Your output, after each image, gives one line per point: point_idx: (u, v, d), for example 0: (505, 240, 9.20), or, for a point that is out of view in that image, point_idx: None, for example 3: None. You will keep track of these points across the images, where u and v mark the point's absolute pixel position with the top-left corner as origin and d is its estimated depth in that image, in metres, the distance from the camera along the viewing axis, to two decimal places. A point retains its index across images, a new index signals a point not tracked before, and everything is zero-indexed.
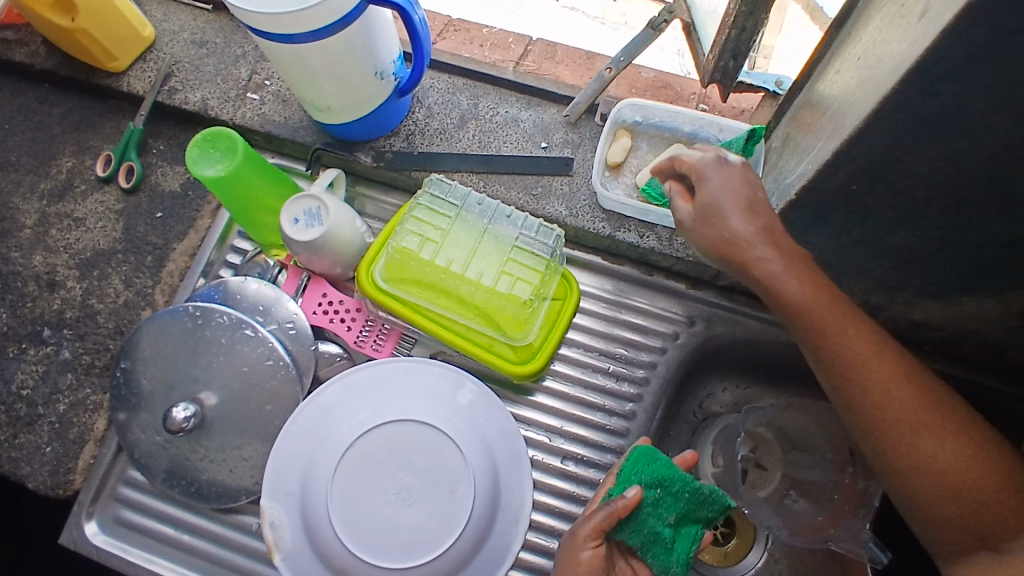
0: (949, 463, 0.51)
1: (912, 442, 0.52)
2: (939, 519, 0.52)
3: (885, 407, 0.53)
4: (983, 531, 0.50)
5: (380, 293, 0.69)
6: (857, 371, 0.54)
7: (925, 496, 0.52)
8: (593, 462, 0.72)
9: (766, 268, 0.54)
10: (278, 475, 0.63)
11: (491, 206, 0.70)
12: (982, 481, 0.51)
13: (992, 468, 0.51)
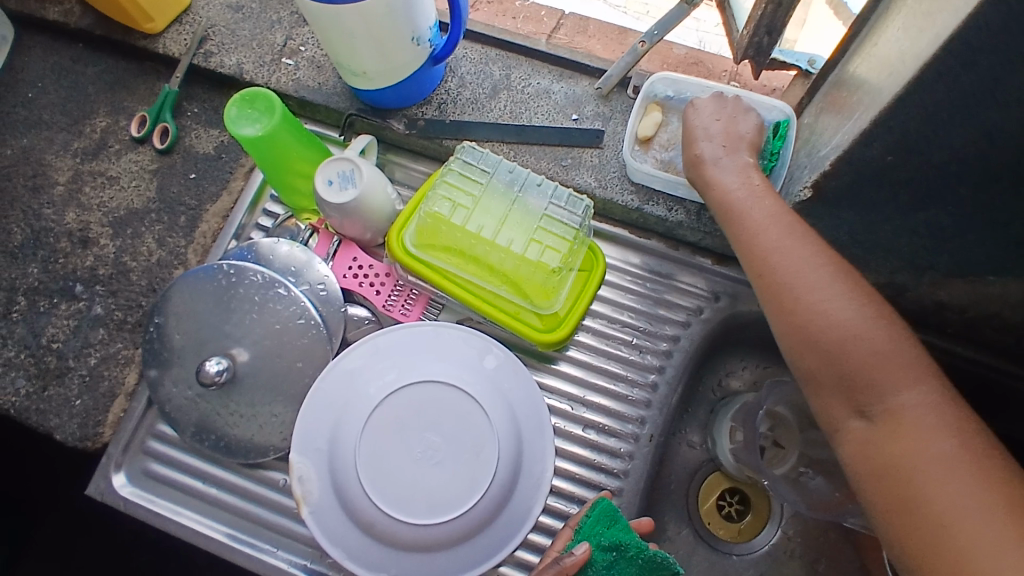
0: (841, 334, 0.55)
1: (802, 311, 0.56)
2: (827, 390, 0.55)
3: (788, 281, 0.57)
4: (859, 399, 0.54)
5: (410, 259, 0.70)
6: (763, 252, 0.59)
7: (812, 369, 0.56)
8: (614, 431, 0.73)
9: (722, 174, 0.64)
10: (309, 432, 0.64)
11: (522, 175, 0.71)
12: (865, 353, 0.54)
13: (881, 344, 0.54)
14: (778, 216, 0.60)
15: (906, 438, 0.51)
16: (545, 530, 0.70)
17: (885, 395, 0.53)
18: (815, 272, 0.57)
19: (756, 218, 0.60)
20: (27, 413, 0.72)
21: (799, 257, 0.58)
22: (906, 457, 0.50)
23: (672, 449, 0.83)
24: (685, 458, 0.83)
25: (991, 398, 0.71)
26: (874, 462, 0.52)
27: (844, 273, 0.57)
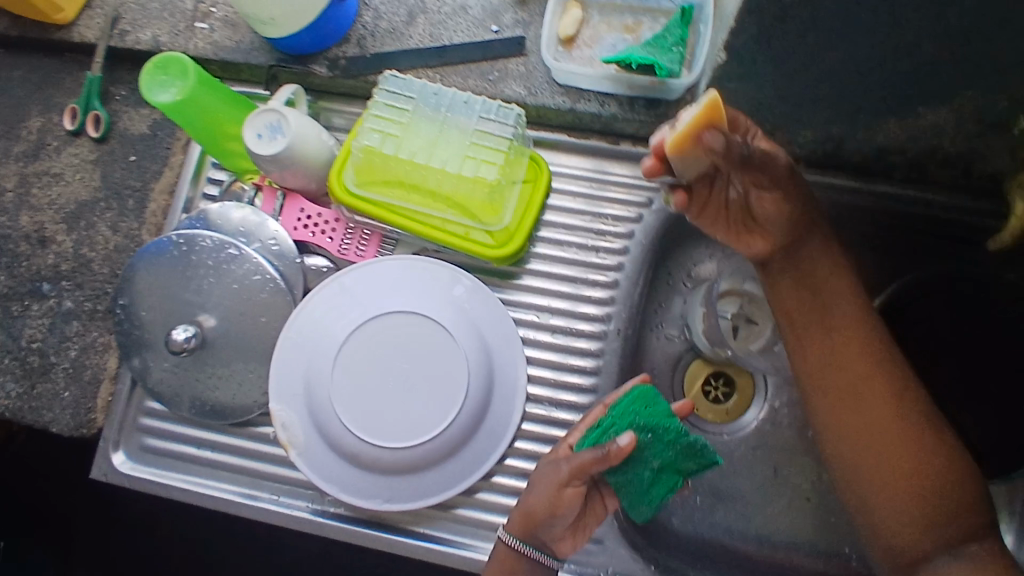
0: (917, 464, 0.56)
1: (874, 425, 0.58)
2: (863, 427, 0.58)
3: (853, 350, 0.60)
4: (928, 506, 0.55)
5: (353, 199, 0.70)
6: (836, 319, 0.61)
7: (882, 437, 0.57)
8: (582, 333, 0.74)
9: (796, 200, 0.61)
10: (284, 379, 0.66)
11: (447, 96, 0.69)
12: (929, 471, 0.55)
13: (942, 456, 0.56)
14: (844, 288, 0.62)
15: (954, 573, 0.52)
16: (530, 437, 0.72)
17: (944, 504, 0.55)
18: (881, 401, 0.58)
19: (823, 263, 0.62)
20: (21, 413, 0.75)
21: (868, 365, 0.59)
22: (941, 549, 0.54)
23: (651, 346, 0.84)
24: (666, 352, 0.84)
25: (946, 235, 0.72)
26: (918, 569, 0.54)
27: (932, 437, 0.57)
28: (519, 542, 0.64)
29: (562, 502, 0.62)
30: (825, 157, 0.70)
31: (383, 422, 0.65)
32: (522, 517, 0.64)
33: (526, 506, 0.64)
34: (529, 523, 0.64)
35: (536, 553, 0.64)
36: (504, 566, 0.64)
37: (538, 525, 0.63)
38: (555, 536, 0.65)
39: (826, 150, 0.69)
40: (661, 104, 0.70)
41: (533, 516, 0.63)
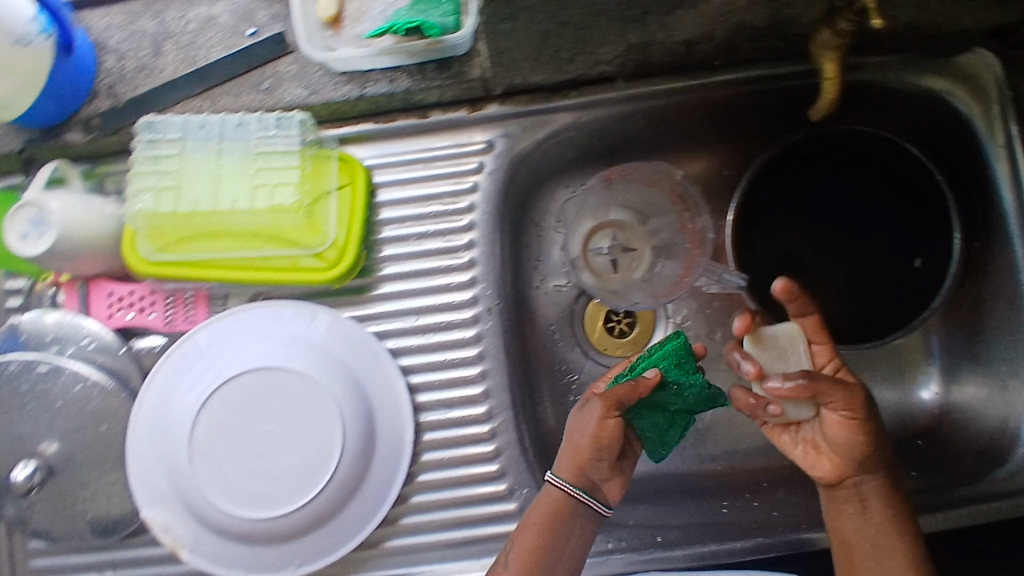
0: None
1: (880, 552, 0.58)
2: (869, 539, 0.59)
3: (885, 527, 0.59)
4: None
5: (159, 266, 0.63)
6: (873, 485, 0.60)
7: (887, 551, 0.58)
8: (454, 325, 0.70)
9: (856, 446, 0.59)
10: (148, 480, 0.63)
11: (215, 125, 0.61)
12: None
13: None
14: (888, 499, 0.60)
15: None
16: (434, 446, 0.69)
17: None
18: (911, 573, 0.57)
19: (869, 480, 0.60)
20: None
21: (903, 553, 0.58)
22: None
23: (540, 305, 0.80)
24: (558, 306, 0.80)
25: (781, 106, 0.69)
26: None
27: None
28: (570, 484, 0.61)
29: (607, 435, 0.60)
30: (638, 66, 0.66)
31: (263, 489, 0.61)
32: (570, 461, 0.61)
33: (573, 448, 0.62)
34: (578, 464, 0.61)
35: (585, 495, 0.61)
36: (551, 510, 0.61)
37: (592, 461, 0.61)
38: (603, 475, 0.62)
39: (636, 59, 0.64)
40: (452, 63, 0.63)
41: (580, 456, 0.61)
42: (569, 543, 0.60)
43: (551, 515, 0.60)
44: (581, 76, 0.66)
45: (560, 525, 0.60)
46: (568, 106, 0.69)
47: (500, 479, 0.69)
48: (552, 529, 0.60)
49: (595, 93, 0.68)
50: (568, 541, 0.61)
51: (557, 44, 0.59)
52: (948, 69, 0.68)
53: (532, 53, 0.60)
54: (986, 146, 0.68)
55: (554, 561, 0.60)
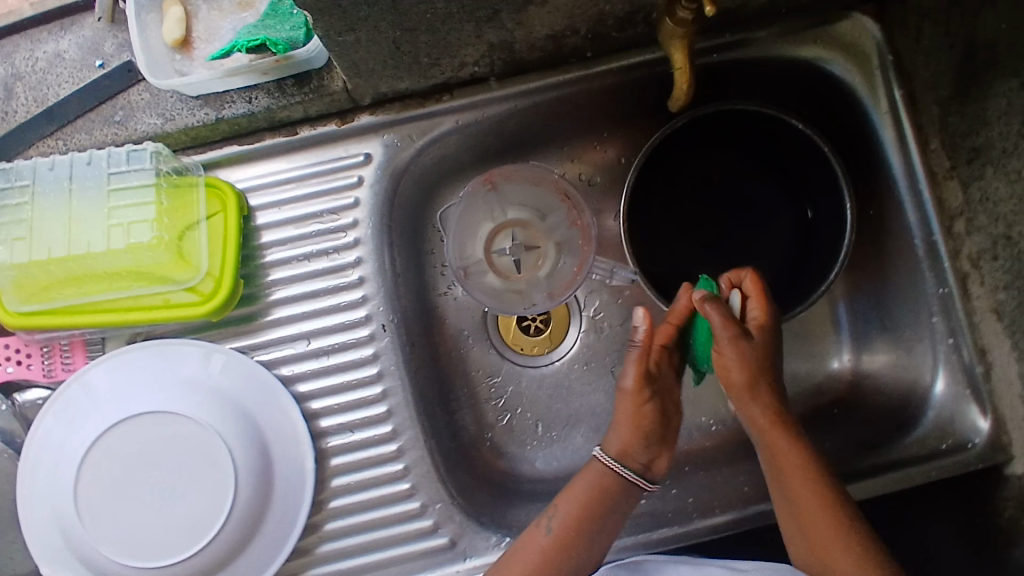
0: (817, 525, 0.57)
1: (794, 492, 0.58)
2: (823, 519, 0.57)
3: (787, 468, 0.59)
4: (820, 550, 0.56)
5: (23, 319, 0.60)
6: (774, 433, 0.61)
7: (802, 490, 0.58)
8: (350, 344, 0.67)
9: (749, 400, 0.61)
10: (43, 538, 0.60)
11: (64, 166, 0.59)
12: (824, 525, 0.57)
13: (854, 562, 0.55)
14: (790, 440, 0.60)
15: None
16: (346, 470, 0.66)
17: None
18: (811, 507, 0.57)
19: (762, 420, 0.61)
20: None
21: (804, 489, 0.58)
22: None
23: (448, 312, 0.76)
24: (470, 310, 0.77)
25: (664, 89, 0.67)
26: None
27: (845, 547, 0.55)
28: (617, 464, 0.63)
29: (644, 416, 0.64)
30: (509, 66, 0.63)
31: (156, 537, 0.59)
32: (617, 443, 0.64)
33: (620, 436, 0.64)
34: (626, 447, 0.63)
35: (635, 475, 0.63)
36: (595, 485, 0.62)
37: (639, 444, 0.63)
38: (649, 457, 0.64)
39: (504, 58, 0.62)
40: (310, 76, 0.61)
41: (629, 441, 0.63)
42: (610, 519, 0.62)
43: (596, 488, 0.62)
44: (452, 79, 0.64)
45: (607, 498, 0.62)
46: (444, 110, 0.66)
47: (412, 498, 0.66)
48: (596, 502, 0.62)
49: (470, 97, 0.65)
50: (611, 512, 0.62)
51: (410, 50, 0.57)
52: (828, 38, 0.66)
53: (388, 63, 0.58)
54: (872, 113, 0.66)
55: (590, 532, 0.61)
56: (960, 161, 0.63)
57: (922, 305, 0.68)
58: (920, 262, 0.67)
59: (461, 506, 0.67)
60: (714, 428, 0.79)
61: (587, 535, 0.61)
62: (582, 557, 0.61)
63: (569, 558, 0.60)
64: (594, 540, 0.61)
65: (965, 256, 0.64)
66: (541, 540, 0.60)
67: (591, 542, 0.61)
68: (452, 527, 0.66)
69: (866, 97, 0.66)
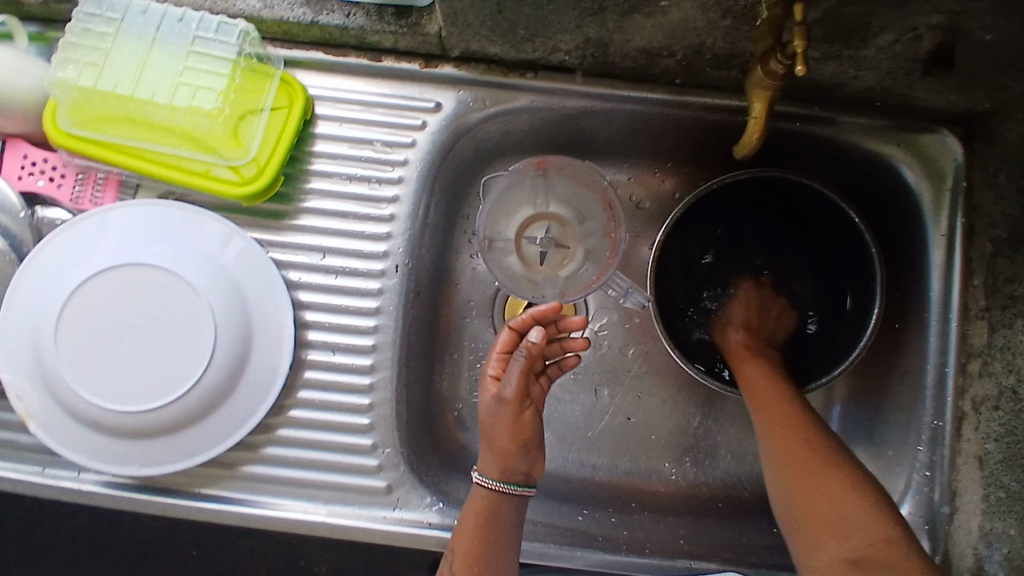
0: (795, 449, 0.59)
1: (779, 421, 0.61)
2: (800, 453, 0.59)
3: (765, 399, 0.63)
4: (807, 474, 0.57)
5: (70, 140, 0.62)
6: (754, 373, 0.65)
7: (784, 421, 0.61)
8: (360, 272, 0.69)
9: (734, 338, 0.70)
10: (11, 348, 0.61)
11: (157, 14, 0.60)
12: (806, 449, 0.59)
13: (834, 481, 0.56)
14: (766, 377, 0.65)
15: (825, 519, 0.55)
16: (314, 385, 0.68)
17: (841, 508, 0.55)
18: (792, 434, 0.60)
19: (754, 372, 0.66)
20: None
21: (782, 417, 0.61)
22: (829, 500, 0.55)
23: (461, 279, 0.78)
24: (484, 285, 0.78)
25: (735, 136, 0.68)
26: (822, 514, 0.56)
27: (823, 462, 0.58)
28: (497, 483, 0.61)
29: (524, 430, 0.61)
30: (598, 65, 0.64)
31: (117, 382, 0.60)
32: (494, 464, 0.61)
33: (494, 450, 0.61)
34: (503, 466, 0.61)
35: (515, 487, 0.62)
36: (480, 508, 0.61)
37: (518, 457, 0.61)
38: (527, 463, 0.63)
39: (595, 56, 0.62)
40: (410, 11, 0.63)
41: (505, 456, 0.61)
42: (505, 540, 0.61)
43: (481, 516, 0.61)
44: (541, 59, 0.65)
45: (493, 516, 0.61)
46: (522, 86, 0.67)
47: (367, 434, 0.68)
48: (486, 527, 0.60)
49: (551, 82, 0.66)
50: (503, 530, 0.61)
51: (511, 17, 0.58)
52: (913, 146, 0.65)
53: (487, 22, 0.59)
54: (928, 230, 0.66)
55: (494, 558, 0.60)
56: (994, 304, 0.62)
57: (910, 430, 0.67)
58: (924, 388, 0.66)
59: (408, 459, 0.68)
60: (674, 477, 0.80)
61: (493, 558, 0.60)
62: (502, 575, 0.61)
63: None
64: (499, 560, 0.61)
65: (969, 397, 0.64)
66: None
67: (500, 562, 0.60)
68: (393, 474, 0.67)
69: (929, 213, 0.66)
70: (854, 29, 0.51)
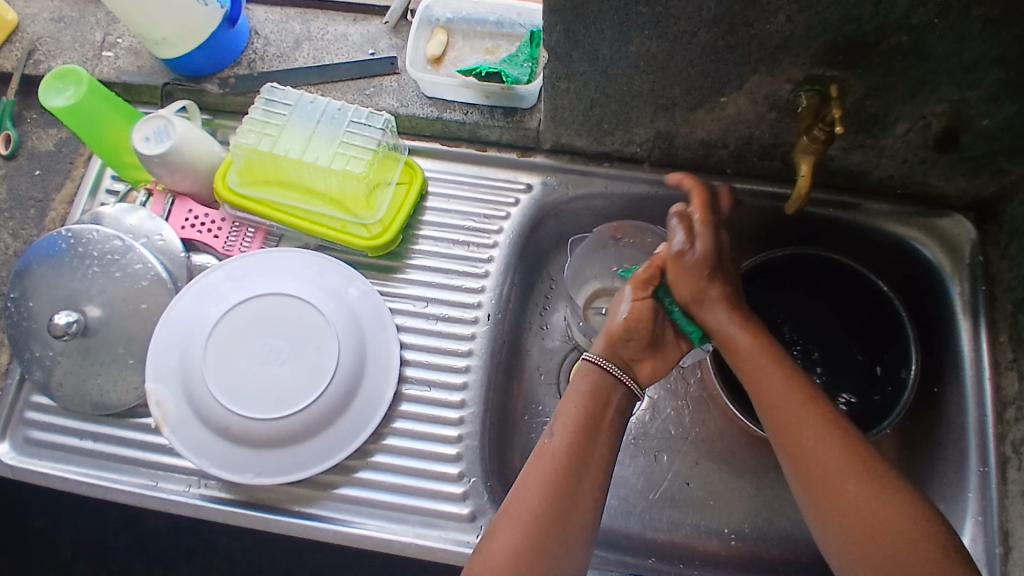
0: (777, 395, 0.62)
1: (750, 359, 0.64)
2: (789, 402, 0.61)
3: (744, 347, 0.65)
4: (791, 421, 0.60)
5: (237, 197, 0.78)
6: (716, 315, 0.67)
7: (765, 372, 0.63)
8: (457, 318, 0.79)
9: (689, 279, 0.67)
10: (160, 360, 0.72)
11: (321, 105, 0.76)
12: (791, 393, 0.61)
13: (812, 420, 0.60)
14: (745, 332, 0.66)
15: (827, 462, 0.57)
16: (408, 416, 0.74)
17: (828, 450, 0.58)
18: (778, 380, 0.62)
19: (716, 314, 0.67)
20: None
21: (765, 366, 0.63)
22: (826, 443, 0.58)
23: (533, 350, 0.85)
24: (553, 357, 0.85)
25: (772, 219, 0.82)
26: (818, 459, 0.58)
27: (807, 402, 0.61)
28: (603, 360, 0.66)
29: (635, 317, 0.66)
30: (664, 156, 0.79)
31: (253, 391, 0.70)
32: (601, 341, 0.67)
33: (604, 330, 0.68)
34: (609, 343, 0.67)
35: (619, 372, 0.66)
36: (592, 386, 0.65)
37: (621, 340, 0.66)
38: (632, 356, 0.67)
39: (662, 148, 0.78)
40: (516, 111, 0.79)
41: (612, 335, 0.67)
42: (610, 425, 0.64)
43: (593, 393, 0.65)
44: (617, 151, 0.80)
45: (603, 395, 0.65)
46: (598, 172, 0.82)
47: (455, 462, 0.73)
48: (593, 406, 0.64)
49: (623, 170, 0.82)
50: (611, 413, 0.65)
51: (601, 112, 0.74)
52: (930, 227, 0.78)
53: (580, 115, 0.75)
54: (954, 298, 0.77)
55: (598, 425, 0.64)
56: (1021, 354, 0.71)
57: (960, 479, 0.72)
58: (966, 437, 0.73)
59: (490, 489, 0.73)
60: (733, 542, 0.81)
61: (596, 438, 0.63)
62: (602, 461, 0.62)
63: (583, 454, 0.61)
64: (601, 444, 0.63)
65: (1009, 441, 0.71)
66: (554, 443, 0.62)
67: (601, 445, 0.63)
68: (477, 502, 0.72)
69: (950, 281, 0.77)
70: (875, 119, 0.67)
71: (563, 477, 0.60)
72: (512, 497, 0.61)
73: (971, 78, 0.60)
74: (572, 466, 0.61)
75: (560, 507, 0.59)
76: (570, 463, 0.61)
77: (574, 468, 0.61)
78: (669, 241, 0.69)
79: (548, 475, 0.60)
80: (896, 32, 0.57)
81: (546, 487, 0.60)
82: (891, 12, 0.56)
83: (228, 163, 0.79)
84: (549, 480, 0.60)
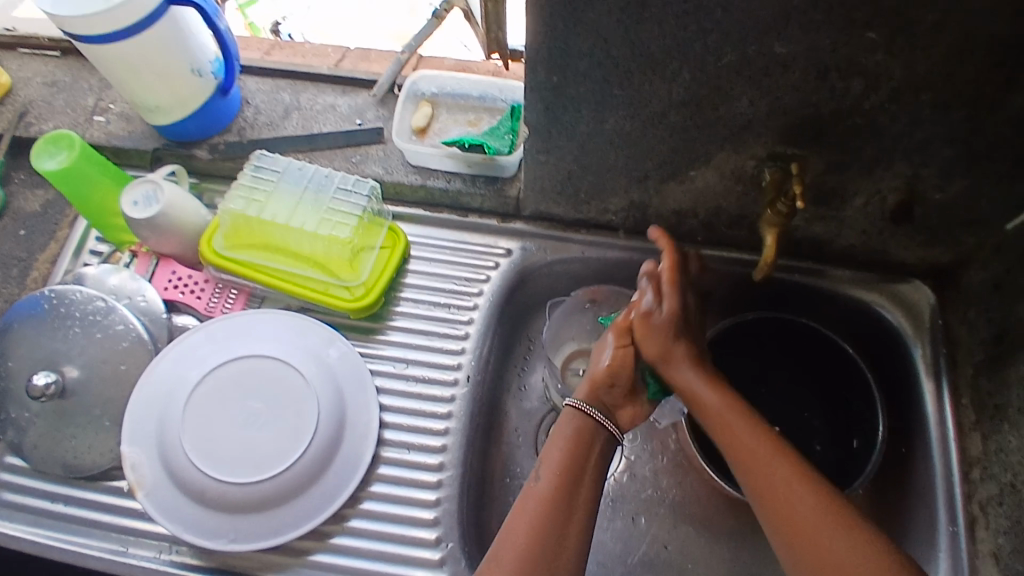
0: (742, 432, 0.64)
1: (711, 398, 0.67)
2: (751, 440, 0.63)
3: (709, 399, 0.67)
4: (754, 454, 0.62)
5: (221, 259, 0.79)
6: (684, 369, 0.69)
7: (728, 415, 0.66)
8: (437, 380, 0.80)
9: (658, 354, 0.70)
10: (137, 423, 0.71)
11: (308, 172, 0.79)
12: (752, 432, 0.64)
13: (770, 456, 0.62)
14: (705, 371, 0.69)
15: (787, 495, 0.59)
16: (386, 479, 0.74)
17: (787, 486, 0.59)
18: (739, 420, 0.65)
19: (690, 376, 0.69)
20: None
21: (734, 416, 0.65)
22: (784, 479, 0.60)
23: (511, 411, 0.86)
24: (530, 418, 0.86)
25: (740, 285, 0.86)
26: (780, 498, 0.59)
27: (763, 438, 0.63)
28: (585, 404, 0.69)
29: (617, 363, 0.71)
30: (638, 224, 0.83)
31: (228, 456, 0.70)
32: (586, 387, 0.71)
33: (588, 378, 0.71)
34: (592, 388, 0.70)
35: (603, 417, 0.69)
36: (574, 430, 0.67)
37: (603, 385, 0.70)
38: (615, 403, 0.71)
39: (636, 217, 0.82)
40: (497, 180, 0.83)
41: (595, 382, 0.70)
42: (593, 465, 0.66)
43: (575, 437, 0.67)
44: (593, 219, 0.84)
45: (585, 439, 0.67)
46: (576, 238, 0.85)
47: (432, 527, 0.73)
48: (578, 447, 0.66)
49: (599, 237, 0.85)
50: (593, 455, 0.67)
51: (578, 182, 0.77)
52: (890, 293, 0.82)
53: (558, 185, 0.79)
54: (916, 362, 0.80)
55: (582, 465, 0.65)
56: (983, 417, 0.74)
57: (931, 540, 0.73)
58: (936, 498, 0.75)
59: (468, 554, 0.72)
60: None
61: (581, 480, 0.64)
62: (586, 504, 0.63)
63: (569, 496, 0.63)
64: (585, 487, 0.64)
65: (976, 501, 0.72)
66: (539, 486, 0.63)
67: (585, 487, 0.64)
68: (454, 568, 0.71)
69: (913, 343, 0.81)
70: (835, 193, 0.72)
71: (549, 521, 0.61)
72: (498, 543, 0.60)
73: (921, 155, 0.65)
74: (560, 506, 0.62)
75: (549, 550, 0.59)
76: (558, 506, 0.62)
77: (561, 511, 0.61)
78: (639, 300, 0.72)
79: (535, 520, 0.61)
80: (849, 115, 0.62)
81: (532, 531, 0.60)
82: (845, 97, 0.60)
83: (214, 226, 0.81)
84: (537, 523, 0.60)
